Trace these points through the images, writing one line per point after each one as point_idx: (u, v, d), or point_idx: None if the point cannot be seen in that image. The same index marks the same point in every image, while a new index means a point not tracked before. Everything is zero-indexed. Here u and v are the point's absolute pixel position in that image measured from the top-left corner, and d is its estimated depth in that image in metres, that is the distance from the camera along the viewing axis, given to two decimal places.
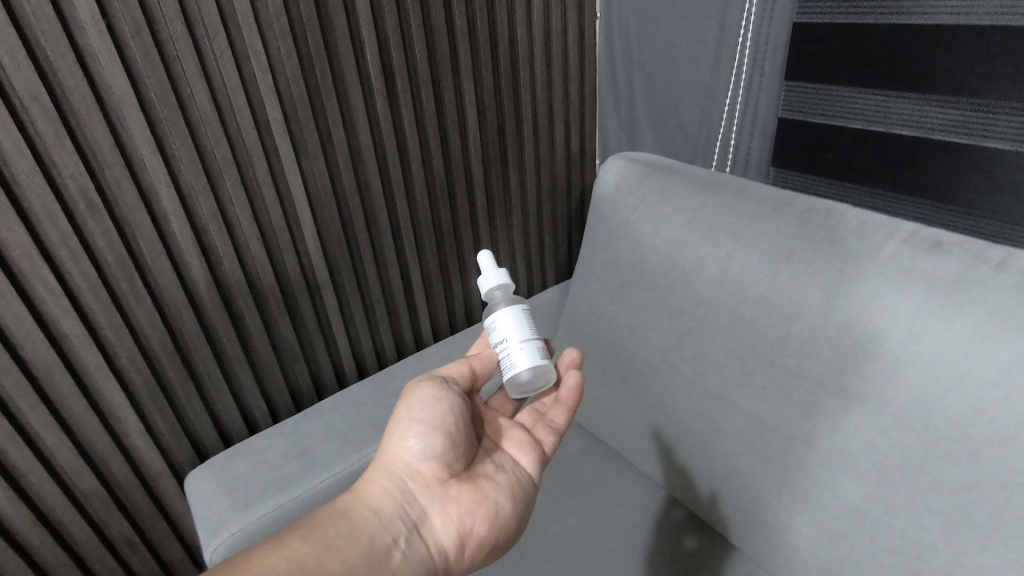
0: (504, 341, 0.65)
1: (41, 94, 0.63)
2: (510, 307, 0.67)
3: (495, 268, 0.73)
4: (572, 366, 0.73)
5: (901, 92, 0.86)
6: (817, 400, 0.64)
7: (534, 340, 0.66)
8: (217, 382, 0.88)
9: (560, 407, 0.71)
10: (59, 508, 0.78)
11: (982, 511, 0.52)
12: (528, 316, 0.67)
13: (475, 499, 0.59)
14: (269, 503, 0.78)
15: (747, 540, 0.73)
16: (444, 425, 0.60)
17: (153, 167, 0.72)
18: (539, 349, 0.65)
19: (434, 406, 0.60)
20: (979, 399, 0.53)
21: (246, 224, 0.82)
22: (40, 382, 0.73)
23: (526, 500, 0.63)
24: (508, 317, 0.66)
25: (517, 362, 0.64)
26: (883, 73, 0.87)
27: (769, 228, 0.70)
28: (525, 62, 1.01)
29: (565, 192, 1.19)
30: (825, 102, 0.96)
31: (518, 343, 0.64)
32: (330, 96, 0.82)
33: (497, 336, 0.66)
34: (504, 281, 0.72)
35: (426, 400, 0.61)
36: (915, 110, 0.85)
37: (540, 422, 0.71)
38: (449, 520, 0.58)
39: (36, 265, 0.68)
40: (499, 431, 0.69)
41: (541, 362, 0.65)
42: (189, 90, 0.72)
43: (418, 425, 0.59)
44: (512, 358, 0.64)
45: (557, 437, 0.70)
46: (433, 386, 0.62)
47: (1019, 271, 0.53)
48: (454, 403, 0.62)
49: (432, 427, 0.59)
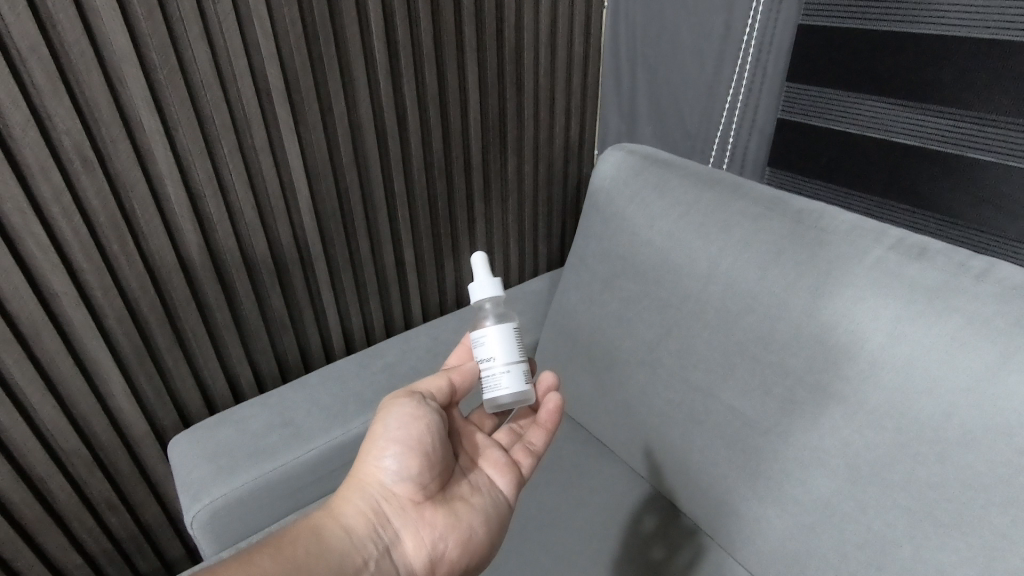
0: (490, 359, 0.64)
1: (40, 46, 0.62)
2: (503, 324, 0.65)
3: (490, 278, 0.71)
4: (550, 390, 0.73)
5: (901, 100, 0.91)
6: (796, 396, 0.65)
7: (521, 360, 0.65)
8: (205, 349, 0.88)
9: (541, 430, 0.71)
10: (39, 464, 0.78)
11: (945, 508, 0.54)
12: (517, 334, 0.66)
13: (449, 523, 0.60)
14: (249, 471, 0.78)
15: (717, 529, 0.75)
16: (421, 446, 0.60)
17: (151, 127, 0.72)
18: (524, 373, 0.65)
19: (410, 425, 0.60)
20: (950, 402, 0.54)
21: (241, 191, 0.82)
22: (26, 337, 0.73)
23: (500, 524, 0.64)
24: (497, 335, 0.64)
25: (499, 385, 0.63)
26: (885, 82, 0.92)
27: (760, 227, 0.72)
28: (530, 46, 1.00)
29: (561, 181, 1.19)
30: (828, 106, 1.02)
31: (503, 365, 0.64)
32: (333, 68, 0.82)
33: (483, 352, 0.65)
34: (495, 293, 0.71)
35: (403, 418, 0.61)
36: (912, 119, 0.90)
37: (519, 443, 0.71)
38: (421, 543, 0.59)
39: (28, 219, 0.68)
40: (476, 448, 0.69)
41: (522, 387, 0.64)
42: (191, 52, 0.72)
43: (393, 445, 0.59)
44: (495, 379, 0.64)
45: (535, 460, 0.70)
46: (410, 403, 0.62)
47: (998, 282, 0.55)
48: (432, 420, 0.62)
49: (408, 448, 0.59)
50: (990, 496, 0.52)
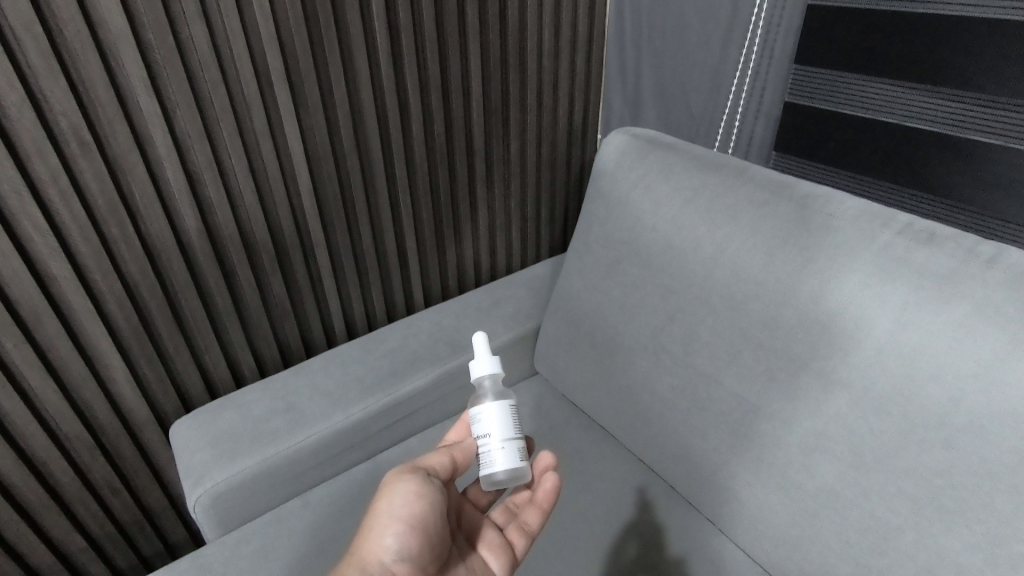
0: (486, 436, 0.59)
1: (34, 26, 0.61)
2: (502, 400, 0.60)
3: (490, 354, 0.67)
4: (547, 470, 0.67)
5: (888, 85, 0.94)
6: (800, 382, 0.65)
7: (519, 437, 0.60)
8: (206, 334, 0.87)
9: (535, 510, 0.66)
10: (41, 448, 0.78)
11: (950, 496, 0.54)
12: (516, 411, 0.61)
13: None
14: (250, 456, 0.78)
15: (718, 515, 0.75)
16: (425, 526, 0.55)
17: (148, 109, 0.71)
18: (521, 451, 0.59)
19: (415, 502, 0.55)
20: (957, 388, 0.54)
21: (241, 175, 0.81)
22: (26, 321, 0.73)
23: None
24: (494, 411, 0.59)
25: (495, 463, 0.58)
26: (879, 64, 0.94)
27: (765, 213, 0.71)
28: (534, 28, 0.98)
29: (564, 166, 1.17)
30: (828, 86, 1.03)
31: (500, 442, 0.58)
32: (333, 49, 0.81)
33: (480, 429, 0.59)
34: (495, 370, 0.66)
35: (408, 495, 0.55)
36: (887, 103, 0.95)
37: (513, 522, 0.66)
38: None
39: (25, 202, 0.67)
40: (473, 529, 0.64)
41: (519, 466, 0.59)
42: (188, 31, 0.70)
43: (397, 522, 0.53)
44: (492, 457, 0.58)
45: (529, 541, 0.65)
46: (415, 480, 0.56)
47: (1008, 268, 0.55)
48: (435, 501, 0.56)
49: (412, 527, 0.54)
50: (995, 483, 0.52)
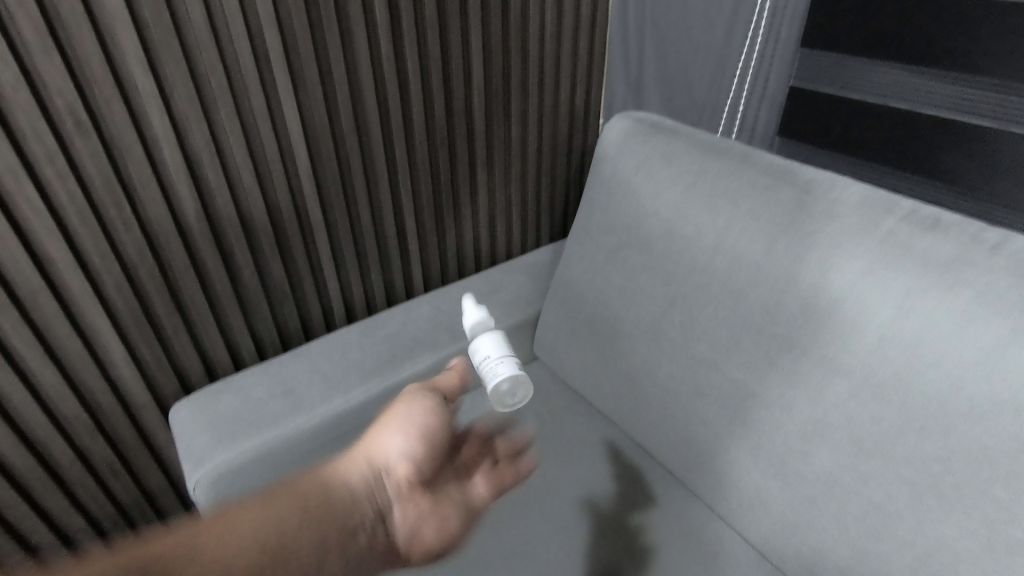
0: (485, 356, 0.64)
1: (28, 2, 0.60)
2: (494, 332, 0.66)
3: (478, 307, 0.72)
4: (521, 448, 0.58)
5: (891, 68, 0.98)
6: (800, 369, 0.64)
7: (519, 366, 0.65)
8: (204, 317, 0.87)
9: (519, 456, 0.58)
10: (41, 429, 0.78)
11: (949, 483, 0.54)
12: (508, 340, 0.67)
13: (434, 510, 0.48)
14: (251, 438, 0.78)
15: (717, 500, 0.75)
16: (434, 430, 0.51)
17: (145, 89, 0.70)
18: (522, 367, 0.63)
19: (430, 410, 0.52)
20: (958, 376, 0.54)
21: (240, 157, 0.80)
22: (24, 303, 0.72)
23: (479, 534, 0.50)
24: (489, 339, 0.65)
25: (498, 373, 0.62)
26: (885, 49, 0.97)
27: (768, 198, 0.70)
28: (536, 10, 0.97)
29: (566, 152, 1.16)
30: (831, 68, 1.07)
31: (498, 358, 0.63)
32: (332, 29, 0.79)
33: (478, 356, 0.65)
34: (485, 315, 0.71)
35: (424, 405, 0.53)
36: (890, 82, 0.98)
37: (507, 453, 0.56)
38: (407, 519, 0.46)
39: (21, 182, 0.66)
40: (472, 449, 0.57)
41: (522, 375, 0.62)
42: (186, 10, 0.69)
43: (409, 424, 0.51)
44: (493, 371, 0.62)
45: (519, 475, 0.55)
46: (427, 395, 0.54)
47: (1012, 254, 0.55)
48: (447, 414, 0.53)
49: (422, 432, 0.50)
50: (993, 469, 0.52)
